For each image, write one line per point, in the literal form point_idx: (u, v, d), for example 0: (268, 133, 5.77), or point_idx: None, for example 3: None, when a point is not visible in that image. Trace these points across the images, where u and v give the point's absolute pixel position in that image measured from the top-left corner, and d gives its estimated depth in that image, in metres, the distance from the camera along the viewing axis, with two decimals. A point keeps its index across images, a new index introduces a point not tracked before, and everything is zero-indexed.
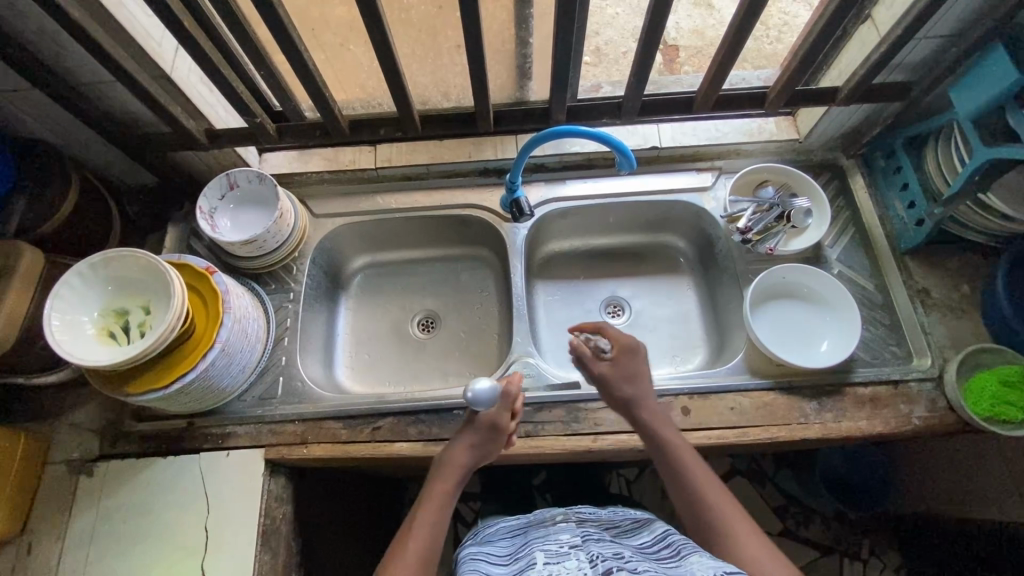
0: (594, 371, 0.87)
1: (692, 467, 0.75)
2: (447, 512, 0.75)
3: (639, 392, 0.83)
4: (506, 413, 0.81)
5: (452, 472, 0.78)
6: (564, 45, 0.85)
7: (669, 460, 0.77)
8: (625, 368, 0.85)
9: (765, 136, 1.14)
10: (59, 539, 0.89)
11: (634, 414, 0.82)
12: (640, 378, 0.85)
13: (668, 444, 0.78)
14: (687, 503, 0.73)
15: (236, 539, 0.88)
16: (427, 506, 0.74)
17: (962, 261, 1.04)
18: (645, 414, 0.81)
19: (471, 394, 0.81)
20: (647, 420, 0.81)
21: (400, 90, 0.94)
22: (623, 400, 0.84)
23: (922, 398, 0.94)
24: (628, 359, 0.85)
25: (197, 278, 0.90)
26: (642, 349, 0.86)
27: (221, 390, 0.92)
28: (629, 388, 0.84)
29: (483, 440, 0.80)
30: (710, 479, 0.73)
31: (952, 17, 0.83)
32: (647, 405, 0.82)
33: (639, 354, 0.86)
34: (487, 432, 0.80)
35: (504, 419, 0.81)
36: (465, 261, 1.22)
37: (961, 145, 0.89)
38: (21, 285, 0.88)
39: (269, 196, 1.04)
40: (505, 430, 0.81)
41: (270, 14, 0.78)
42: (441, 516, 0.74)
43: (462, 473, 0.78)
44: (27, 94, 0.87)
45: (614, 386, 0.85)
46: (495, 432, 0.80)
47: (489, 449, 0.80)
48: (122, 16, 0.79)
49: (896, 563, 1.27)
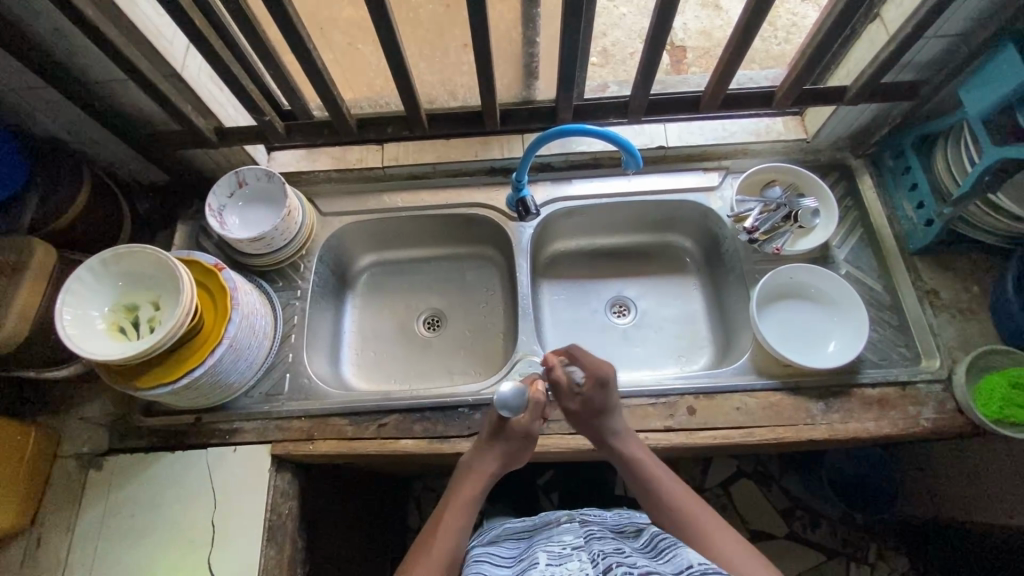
0: (566, 403, 0.86)
1: (673, 490, 0.74)
2: (472, 515, 0.75)
3: (608, 423, 0.82)
4: (536, 419, 0.80)
5: (476, 481, 0.77)
6: (572, 44, 0.85)
7: (642, 483, 0.77)
8: (593, 402, 0.82)
9: (774, 135, 1.13)
10: (69, 530, 0.91)
11: (608, 444, 0.82)
12: (609, 411, 0.82)
13: (640, 464, 0.78)
14: (668, 521, 0.72)
15: (244, 533, 0.89)
16: (451, 513, 0.74)
17: (971, 261, 1.03)
18: (615, 441, 0.81)
19: (499, 397, 0.79)
20: (617, 447, 0.81)
21: (409, 89, 0.94)
22: (594, 431, 0.83)
23: (930, 400, 0.94)
24: (597, 393, 0.82)
25: (206, 275, 0.91)
26: (611, 380, 0.82)
27: (230, 385, 0.93)
28: (598, 422, 0.82)
29: (514, 449, 0.81)
30: (695, 500, 0.72)
31: (961, 17, 0.83)
32: (618, 431, 0.82)
33: (610, 386, 0.82)
34: (519, 441, 0.80)
35: (537, 426, 0.81)
36: (472, 260, 1.22)
37: (971, 145, 0.89)
38: (34, 281, 0.89)
39: (278, 194, 1.05)
40: (534, 439, 0.82)
41: (281, 14, 0.79)
42: (466, 521, 0.74)
43: (489, 483, 0.78)
44: (40, 92, 0.88)
45: (582, 419, 0.84)
46: (527, 440, 0.81)
47: (517, 456, 0.81)
48: (134, 16, 0.80)
49: (904, 568, 1.26)
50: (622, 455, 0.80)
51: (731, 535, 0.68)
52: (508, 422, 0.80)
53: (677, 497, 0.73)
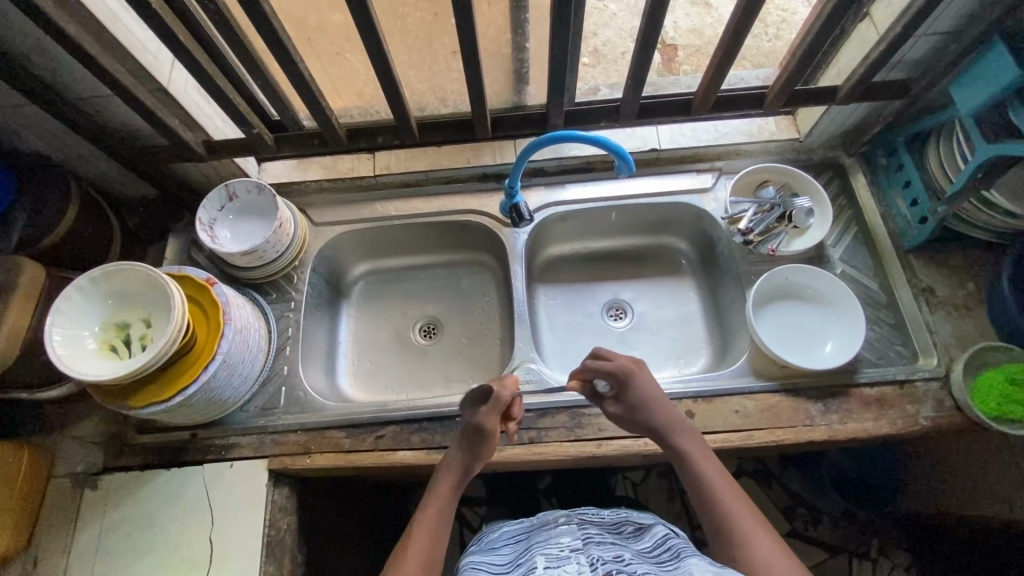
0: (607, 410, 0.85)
1: (716, 486, 0.73)
2: (444, 518, 0.75)
3: (655, 418, 0.80)
4: (493, 416, 0.79)
5: (446, 480, 0.79)
6: (562, 51, 0.85)
7: (695, 478, 0.75)
8: (629, 401, 0.82)
9: (765, 136, 1.14)
10: (65, 551, 0.90)
11: (658, 437, 0.80)
12: (647, 404, 0.81)
13: (692, 460, 0.76)
14: (711, 522, 0.71)
15: (241, 550, 0.88)
16: (429, 513, 0.75)
17: (966, 258, 1.03)
18: (666, 433, 0.79)
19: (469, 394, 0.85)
20: (669, 438, 0.79)
21: (398, 98, 0.93)
22: (645, 428, 0.81)
23: (928, 398, 0.93)
24: (629, 391, 0.82)
25: (197, 289, 0.90)
26: (635, 374, 0.83)
27: (223, 401, 0.92)
28: (641, 419, 0.81)
29: (472, 444, 0.79)
30: (736, 497, 0.71)
31: (950, 14, 0.83)
32: (666, 424, 0.80)
33: (634, 383, 0.82)
34: (475, 436, 0.79)
35: (489, 421, 0.78)
36: (466, 266, 1.21)
37: (963, 143, 0.89)
38: (21, 303, 0.88)
39: (268, 206, 1.04)
40: (494, 434, 0.79)
41: (266, 26, 0.78)
42: (439, 524, 0.74)
43: (456, 481, 0.79)
44: (23, 109, 0.87)
45: (629, 420, 0.83)
46: (480, 434, 0.78)
47: (478, 454, 0.79)
48: (116, 32, 0.80)
49: (906, 563, 1.26)
50: (674, 448, 0.78)
51: (767, 535, 0.67)
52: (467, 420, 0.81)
53: (724, 501, 0.71)
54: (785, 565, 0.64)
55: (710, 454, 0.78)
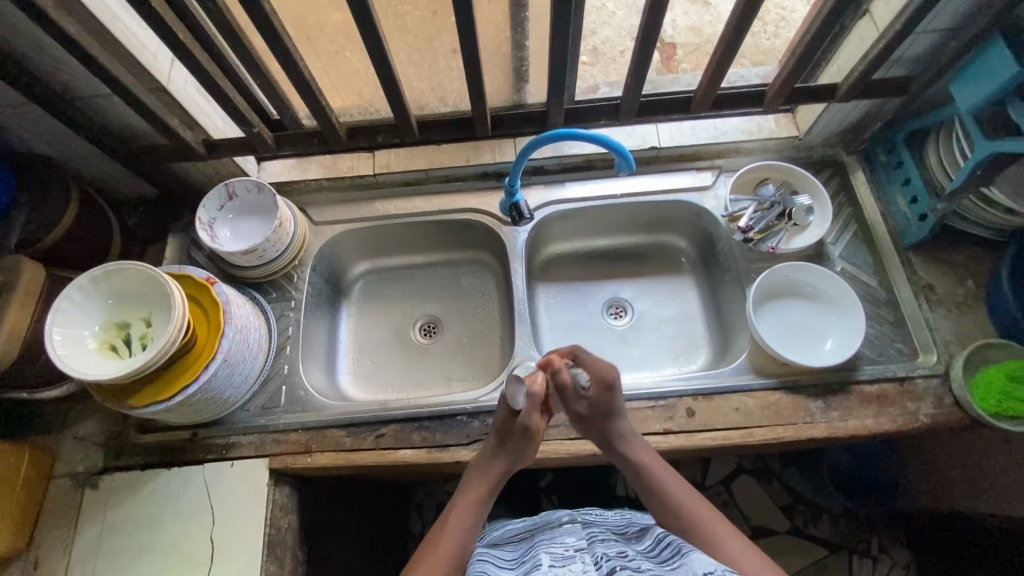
0: (571, 407, 0.81)
1: (672, 485, 0.73)
2: (477, 519, 0.74)
3: (616, 428, 0.79)
4: (535, 414, 0.78)
5: (483, 481, 0.77)
6: (561, 49, 0.85)
7: (653, 489, 0.74)
8: (601, 406, 0.79)
9: (765, 134, 1.14)
10: (66, 551, 0.90)
11: (613, 447, 0.79)
12: (615, 414, 0.79)
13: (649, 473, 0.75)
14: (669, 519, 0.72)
15: (242, 549, 0.88)
16: (457, 516, 0.73)
17: (966, 255, 1.03)
18: (620, 444, 0.79)
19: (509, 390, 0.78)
20: (621, 448, 0.79)
21: (398, 97, 0.93)
22: (602, 435, 0.80)
23: (928, 395, 0.94)
24: (604, 397, 0.79)
25: (197, 289, 0.90)
26: (618, 381, 0.79)
27: (223, 401, 0.92)
28: (605, 426, 0.80)
29: (516, 448, 0.78)
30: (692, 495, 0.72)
31: (950, 11, 0.83)
32: (624, 434, 0.79)
33: (615, 391, 0.79)
34: (521, 438, 0.78)
35: (535, 421, 0.78)
36: (466, 265, 1.21)
37: (963, 139, 0.89)
38: (22, 303, 0.88)
39: (268, 204, 1.04)
40: (538, 435, 0.79)
41: (265, 25, 0.78)
42: (470, 525, 0.73)
43: (494, 484, 0.77)
44: (22, 109, 0.87)
45: (591, 423, 0.80)
46: (527, 436, 0.78)
47: (522, 455, 0.79)
48: (116, 31, 0.80)
49: (906, 560, 1.26)
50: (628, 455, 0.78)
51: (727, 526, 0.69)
52: (510, 421, 0.79)
53: (682, 499, 0.72)
54: (749, 552, 0.65)
55: (664, 463, 0.78)
